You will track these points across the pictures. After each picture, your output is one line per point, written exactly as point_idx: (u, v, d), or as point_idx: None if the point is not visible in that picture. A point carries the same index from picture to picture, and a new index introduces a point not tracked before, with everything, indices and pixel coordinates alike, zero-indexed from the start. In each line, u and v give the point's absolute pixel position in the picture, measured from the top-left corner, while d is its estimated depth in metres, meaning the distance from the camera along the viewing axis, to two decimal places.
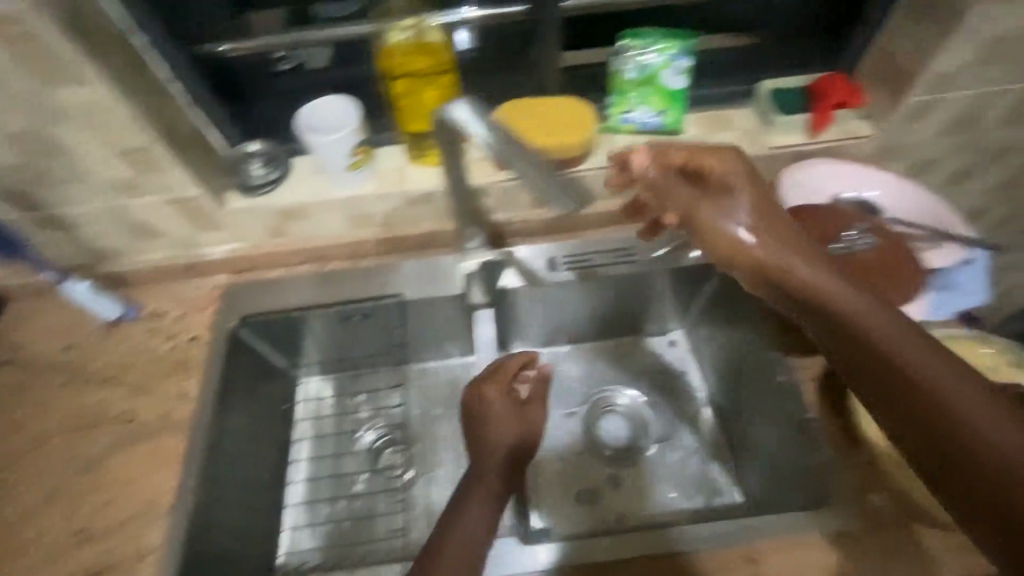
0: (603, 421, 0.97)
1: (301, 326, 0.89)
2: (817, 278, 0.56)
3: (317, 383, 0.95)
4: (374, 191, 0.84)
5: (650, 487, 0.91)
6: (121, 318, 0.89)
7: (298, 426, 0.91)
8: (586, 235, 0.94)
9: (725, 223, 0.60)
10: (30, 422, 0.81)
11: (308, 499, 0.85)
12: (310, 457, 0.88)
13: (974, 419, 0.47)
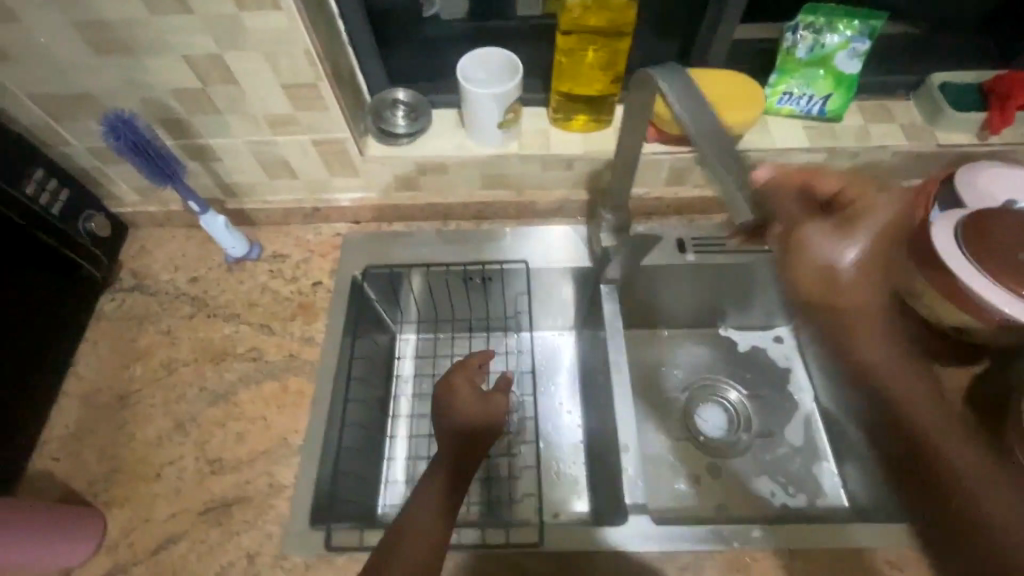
0: (701, 412, 0.98)
1: (414, 281, 0.89)
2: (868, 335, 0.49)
3: (417, 341, 0.95)
4: (518, 150, 0.82)
5: (749, 480, 0.92)
6: (246, 257, 0.89)
7: (399, 384, 0.91)
8: (717, 219, 0.91)
9: (832, 250, 0.50)
10: (160, 350, 0.82)
11: (409, 454, 0.85)
12: (409, 413, 0.88)
13: (991, 497, 0.42)
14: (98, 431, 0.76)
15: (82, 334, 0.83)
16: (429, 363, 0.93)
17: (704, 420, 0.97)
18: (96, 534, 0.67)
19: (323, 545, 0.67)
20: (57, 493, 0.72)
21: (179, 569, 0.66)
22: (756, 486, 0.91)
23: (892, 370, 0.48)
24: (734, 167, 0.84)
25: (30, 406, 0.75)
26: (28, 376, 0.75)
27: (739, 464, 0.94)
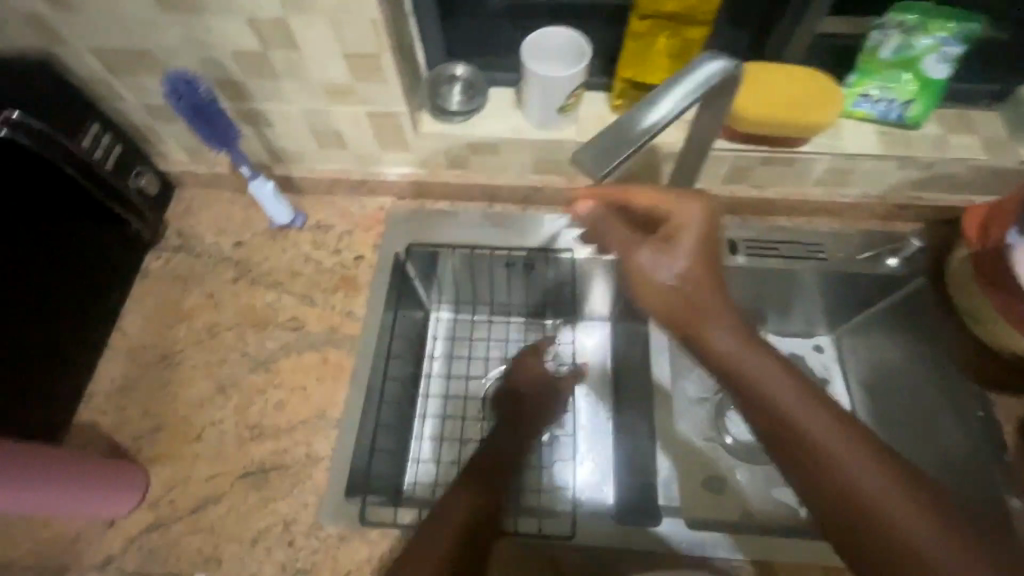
0: (732, 415, 0.96)
1: (450, 261, 0.88)
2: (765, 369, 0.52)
3: (449, 322, 0.94)
4: (576, 137, 0.79)
5: (776, 488, 0.90)
6: (290, 225, 0.88)
7: (428, 363, 0.91)
8: (774, 221, 0.87)
9: (653, 268, 0.55)
10: (203, 312, 0.83)
11: (435, 434, 0.86)
12: (438, 394, 0.89)
13: (898, 520, 0.46)
14: (142, 388, 0.77)
15: (128, 290, 0.84)
16: (460, 345, 0.93)
17: (734, 422, 0.95)
18: (140, 486, 0.69)
19: (358, 519, 0.68)
20: (102, 445, 0.73)
21: (217, 529, 0.68)
22: (782, 494, 0.90)
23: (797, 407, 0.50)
24: (798, 170, 0.80)
25: (78, 358, 0.76)
26: (77, 329, 0.76)
27: (766, 471, 0.92)
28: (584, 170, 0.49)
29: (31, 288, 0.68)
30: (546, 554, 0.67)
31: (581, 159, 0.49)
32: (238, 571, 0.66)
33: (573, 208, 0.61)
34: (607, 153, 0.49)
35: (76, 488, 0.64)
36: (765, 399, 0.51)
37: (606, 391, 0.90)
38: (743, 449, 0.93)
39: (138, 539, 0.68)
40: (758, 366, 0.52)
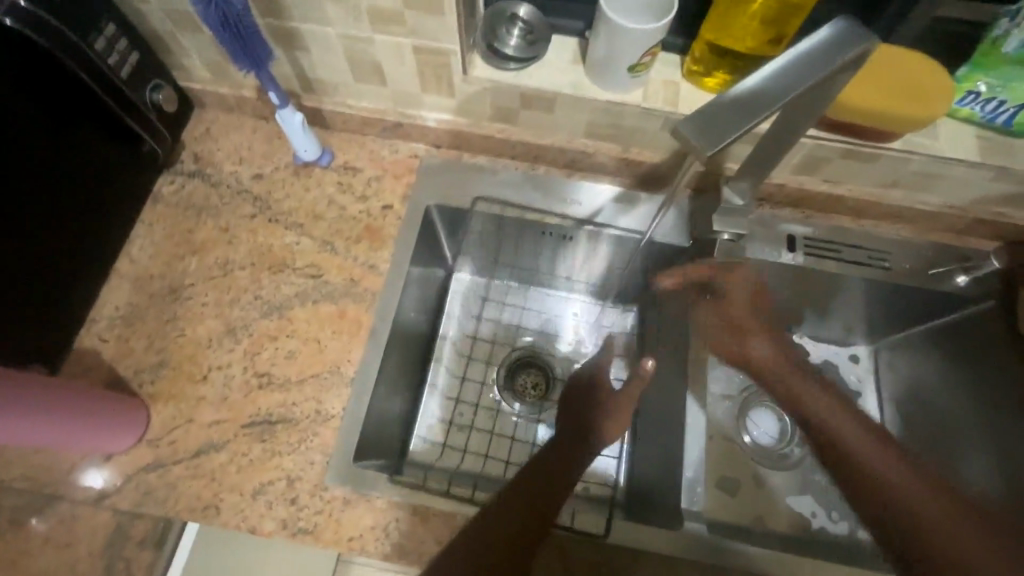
0: (755, 416, 0.93)
1: (481, 218, 0.81)
2: (806, 393, 0.70)
3: (472, 284, 0.89)
4: (642, 102, 0.71)
5: (790, 496, 0.88)
6: (316, 162, 0.81)
7: (444, 322, 0.86)
8: (837, 221, 0.80)
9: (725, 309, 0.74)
10: (216, 247, 0.77)
11: (443, 398, 0.82)
12: (450, 356, 0.84)
13: (914, 501, 0.60)
14: (147, 320, 0.73)
15: (138, 213, 0.78)
16: (479, 308, 0.88)
17: (756, 425, 0.93)
18: (139, 424, 0.66)
19: (363, 485, 0.64)
20: (102, 376, 0.70)
21: (218, 478, 0.65)
22: (797, 503, 0.87)
23: (821, 405, 0.68)
24: (879, 169, 0.73)
25: (82, 280, 0.71)
26: (82, 249, 0.71)
27: (784, 477, 0.90)
28: (696, 149, 0.41)
29: (38, 202, 0.63)
30: (557, 544, 0.64)
31: (686, 129, 0.41)
32: (238, 522, 0.63)
33: (680, 133, 0.42)
34: (717, 130, 0.41)
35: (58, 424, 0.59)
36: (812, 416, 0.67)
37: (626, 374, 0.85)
38: (762, 452, 0.91)
39: (134, 477, 0.64)
40: (795, 373, 0.71)
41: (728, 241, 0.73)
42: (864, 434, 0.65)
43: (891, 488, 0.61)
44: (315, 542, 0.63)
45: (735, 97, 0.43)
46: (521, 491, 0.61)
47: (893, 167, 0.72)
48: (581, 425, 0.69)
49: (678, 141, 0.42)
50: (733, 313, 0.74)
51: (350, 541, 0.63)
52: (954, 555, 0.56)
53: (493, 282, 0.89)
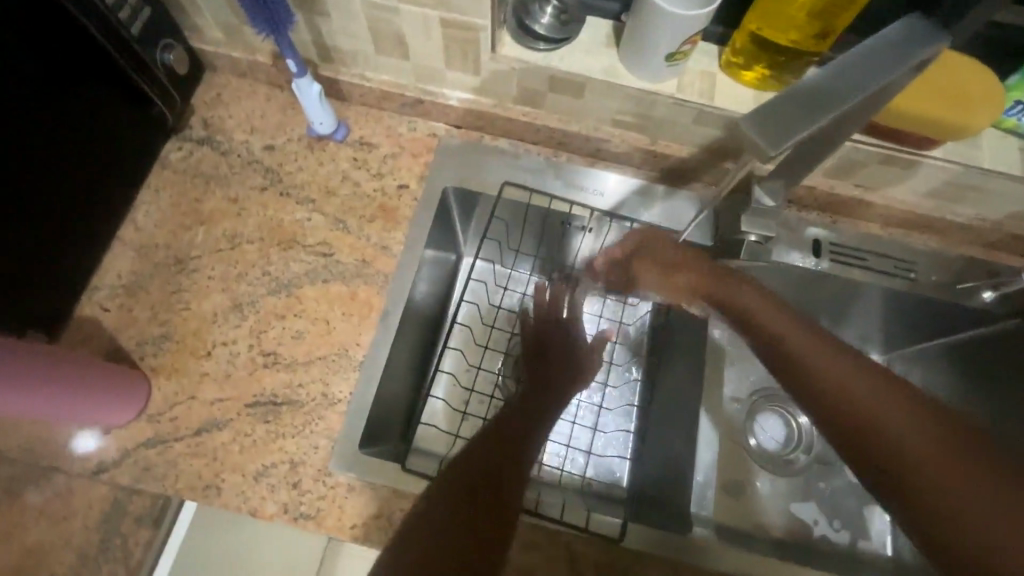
0: (761, 420, 0.91)
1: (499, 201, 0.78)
2: (782, 325, 0.62)
3: (481, 270, 0.85)
4: (675, 93, 0.68)
5: (794, 503, 0.87)
6: (331, 136, 0.78)
7: (453, 306, 0.83)
8: (865, 228, 0.78)
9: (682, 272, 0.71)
10: (225, 219, 0.74)
11: (448, 384, 0.79)
12: (457, 340, 0.81)
13: (920, 444, 0.50)
14: (151, 291, 0.70)
15: (144, 179, 0.75)
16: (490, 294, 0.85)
17: (761, 428, 0.91)
18: (141, 399, 0.64)
19: (371, 475, 0.63)
20: (103, 346, 0.68)
21: (220, 457, 0.63)
22: (799, 509, 0.86)
23: (801, 342, 0.60)
24: (914, 178, 0.71)
25: (84, 246, 0.69)
26: (85, 214, 0.68)
27: (787, 483, 0.88)
28: (764, 150, 0.39)
29: (40, 164, 0.60)
30: (566, 544, 0.63)
31: (750, 127, 0.39)
32: (238, 504, 0.62)
33: (745, 132, 0.39)
34: (781, 128, 0.39)
35: (43, 399, 0.57)
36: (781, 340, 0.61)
37: (638, 368, 0.83)
38: (765, 456, 0.89)
39: (134, 453, 0.63)
40: (779, 311, 0.64)
41: (756, 242, 0.70)
42: (845, 363, 0.57)
43: (885, 427, 0.52)
44: (317, 528, 0.62)
45: (798, 92, 0.40)
46: (473, 454, 0.61)
47: (930, 177, 0.70)
48: (545, 379, 0.73)
49: (740, 139, 0.40)
50: (674, 258, 0.71)
51: (353, 528, 0.62)
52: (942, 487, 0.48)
53: (503, 269, 0.86)
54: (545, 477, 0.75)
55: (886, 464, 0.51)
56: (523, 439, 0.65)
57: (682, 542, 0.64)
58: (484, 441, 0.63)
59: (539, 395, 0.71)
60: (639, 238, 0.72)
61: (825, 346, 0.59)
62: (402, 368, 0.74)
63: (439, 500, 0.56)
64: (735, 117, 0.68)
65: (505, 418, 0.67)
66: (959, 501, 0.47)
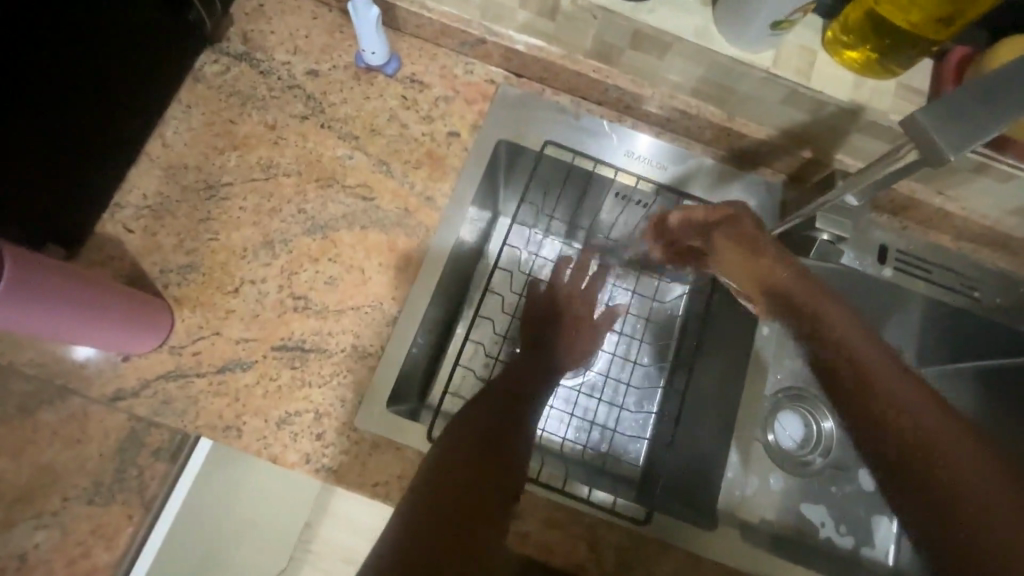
0: (783, 417, 0.83)
1: (552, 161, 0.73)
2: (831, 312, 0.57)
3: (514, 234, 0.81)
4: (769, 67, 0.62)
5: (804, 504, 0.80)
6: (381, 68, 0.72)
7: (485, 265, 0.80)
8: (934, 238, 0.74)
9: (732, 250, 0.64)
10: (260, 147, 0.69)
11: (473, 345, 0.76)
12: (485, 301, 0.78)
13: (953, 447, 0.45)
14: (178, 216, 0.66)
15: (175, 91, 0.69)
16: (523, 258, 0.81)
17: (782, 426, 0.82)
18: (164, 329, 0.61)
19: (400, 436, 0.61)
20: (124, 269, 0.64)
21: (242, 399, 0.61)
22: (808, 511, 0.80)
23: (849, 333, 0.55)
24: (1004, 191, 0.66)
25: (108, 158, 0.63)
26: (112, 123, 0.62)
27: (801, 485, 0.80)
28: (941, 149, 0.38)
29: (66, 60, 0.54)
30: (588, 526, 0.62)
31: (922, 123, 0.39)
32: (259, 448, 0.60)
33: (917, 127, 0.39)
34: (966, 120, 0.38)
35: (46, 313, 0.50)
36: (829, 326, 0.55)
37: (666, 350, 0.81)
38: (781, 455, 0.81)
39: (154, 383, 0.60)
40: (830, 295, 0.58)
41: (827, 241, 0.65)
42: (887, 362, 0.52)
43: (923, 422, 0.47)
44: (337, 482, 0.60)
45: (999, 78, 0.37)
46: (451, 460, 0.53)
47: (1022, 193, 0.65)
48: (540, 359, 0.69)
49: (912, 134, 0.40)
50: (751, 234, 0.63)
51: (375, 486, 0.60)
52: (964, 490, 0.43)
53: (537, 234, 0.82)
54: (565, 453, 0.74)
55: (909, 459, 0.46)
56: (509, 442, 0.57)
57: (705, 538, 0.64)
58: (464, 447, 0.54)
59: (536, 378, 0.66)
60: (725, 213, 0.65)
61: (871, 341, 0.54)
62: (433, 328, 0.71)
63: (421, 513, 0.48)
64: (829, 103, 0.63)
65: (497, 415, 0.59)
66: (988, 508, 0.41)
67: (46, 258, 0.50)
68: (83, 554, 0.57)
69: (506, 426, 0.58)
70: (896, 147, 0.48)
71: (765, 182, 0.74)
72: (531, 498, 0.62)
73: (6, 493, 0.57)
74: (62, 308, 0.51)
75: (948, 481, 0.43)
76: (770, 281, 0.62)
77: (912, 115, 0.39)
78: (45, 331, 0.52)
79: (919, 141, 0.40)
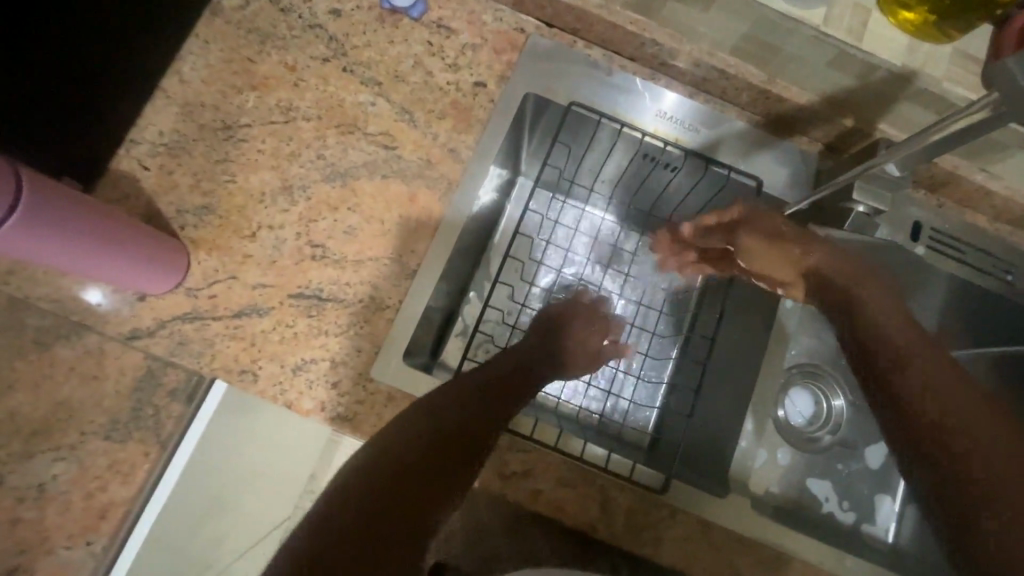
0: (794, 393, 0.82)
1: (577, 120, 0.70)
2: (853, 278, 0.59)
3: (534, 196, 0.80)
4: (822, 25, 0.59)
5: (810, 478, 0.79)
6: (407, 11, 0.69)
7: (503, 225, 0.78)
8: (970, 217, 0.72)
9: (774, 241, 0.63)
10: (279, 88, 0.67)
11: (487, 304, 0.75)
12: (502, 262, 0.77)
13: (987, 447, 0.43)
14: (195, 156, 0.64)
15: (192, 24, 0.66)
16: (542, 221, 0.79)
17: (793, 402, 0.81)
18: (179, 271, 0.60)
19: (415, 389, 0.61)
20: (140, 207, 0.62)
21: (258, 344, 0.60)
22: (815, 486, 0.79)
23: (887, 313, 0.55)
24: None
25: (123, 91, 0.61)
26: (124, 52, 0.60)
27: (808, 461, 0.80)
28: None
29: None
30: (599, 487, 0.63)
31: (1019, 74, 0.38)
32: (275, 394, 0.59)
33: (1013, 77, 0.38)
34: None
35: (65, 250, 0.50)
36: (872, 319, 0.55)
37: (681, 319, 0.80)
38: (792, 432, 0.80)
39: (170, 324, 0.60)
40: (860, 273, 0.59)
41: (863, 214, 0.64)
42: (923, 343, 0.52)
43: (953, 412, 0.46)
44: (352, 431, 0.60)
45: None
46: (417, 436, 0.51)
47: None
48: (543, 338, 0.66)
49: (1003, 85, 0.39)
50: (782, 227, 0.63)
51: None
52: (996, 486, 0.42)
53: (557, 200, 0.80)
54: (580, 419, 0.74)
55: (936, 445, 0.45)
56: (458, 452, 0.51)
57: (714, 506, 0.64)
58: (443, 420, 0.53)
59: (548, 353, 0.65)
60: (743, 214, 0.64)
61: (913, 326, 0.53)
62: (450, 284, 0.70)
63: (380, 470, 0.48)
64: (880, 67, 0.60)
65: (494, 396, 0.57)
66: (992, 497, 0.41)
67: (69, 190, 0.49)
68: (99, 488, 0.58)
69: (470, 423, 0.53)
70: (962, 108, 0.44)
71: (801, 152, 0.72)
72: (545, 457, 0.62)
73: (23, 425, 0.57)
74: (86, 245, 0.51)
75: (973, 472, 0.43)
76: (811, 263, 0.62)
77: (1007, 64, 0.38)
78: (69, 265, 0.52)
79: (1008, 90, 0.39)
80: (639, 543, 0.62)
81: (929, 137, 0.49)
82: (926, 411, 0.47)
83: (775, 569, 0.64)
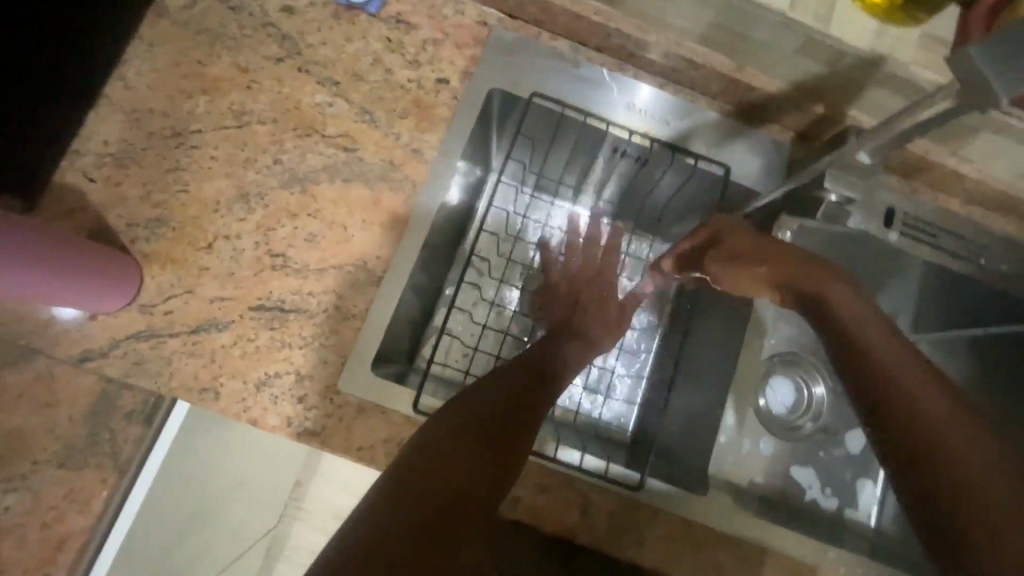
0: (774, 382, 0.80)
1: (542, 112, 0.68)
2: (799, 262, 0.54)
3: (502, 192, 0.77)
4: (786, 12, 0.57)
5: (794, 466, 0.78)
6: (363, 6, 0.66)
7: (470, 227, 0.76)
8: (942, 201, 0.72)
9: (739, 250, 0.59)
10: (231, 91, 0.64)
11: (457, 306, 0.73)
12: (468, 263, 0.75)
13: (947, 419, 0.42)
14: (144, 165, 0.61)
15: (136, 28, 0.63)
16: (512, 220, 0.77)
17: (774, 392, 0.80)
18: (133, 287, 0.57)
19: (383, 399, 0.59)
20: (86, 222, 0.59)
21: (218, 360, 0.58)
22: (797, 473, 0.78)
23: (844, 301, 0.50)
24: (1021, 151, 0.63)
25: (64, 100, 0.58)
26: (63, 58, 0.57)
27: (791, 450, 0.79)
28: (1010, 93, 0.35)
29: None
30: (579, 490, 0.62)
31: (985, 70, 0.36)
32: (238, 412, 0.57)
33: (981, 70, 0.36)
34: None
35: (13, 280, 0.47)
36: (827, 306, 0.50)
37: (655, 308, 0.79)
38: (773, 420, 0.79)
39: (125, 344, 0.57)
40: (823, 268, 0.53)
41: (834, 203, 0.64)
42: (879, 323, 0.48)
43: (920, 396, 0.43)
44: (321, 446, 0.58)
45: None
46: (461, 417, 0.48)
47: None
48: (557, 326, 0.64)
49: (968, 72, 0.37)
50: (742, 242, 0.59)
51: (360, 450, 0.58)
52: (970, 470, 0.39)
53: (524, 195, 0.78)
54: (557, 417, 0.72)
55: (904, 427, 0.42)
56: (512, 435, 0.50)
57: (694, 508, 0.63)
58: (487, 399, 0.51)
59: (570, 345, 0.62)
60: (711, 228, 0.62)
61: (862, 305, 0.50)
62: (420, 289, 0.68)
63: (443, 434, 0.47)
64: (848, 53, 0.59)
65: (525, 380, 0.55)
66: (978, 477, 0.39)
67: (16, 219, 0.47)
68: (55, 519, 0.56)
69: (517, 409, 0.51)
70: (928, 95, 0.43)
71: (773, 141, 0.71)
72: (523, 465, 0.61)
73: None
74: (35, 273, 0.49)
75: (935, 446, 0.41)
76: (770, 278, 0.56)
77: (966, 53, 0.36)
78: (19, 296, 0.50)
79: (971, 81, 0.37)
80: (621, 546, 0.61)
81: (896, 122, 0.47)
82: (900, 404, 0.43)
83: (756, 565, 0.64)
